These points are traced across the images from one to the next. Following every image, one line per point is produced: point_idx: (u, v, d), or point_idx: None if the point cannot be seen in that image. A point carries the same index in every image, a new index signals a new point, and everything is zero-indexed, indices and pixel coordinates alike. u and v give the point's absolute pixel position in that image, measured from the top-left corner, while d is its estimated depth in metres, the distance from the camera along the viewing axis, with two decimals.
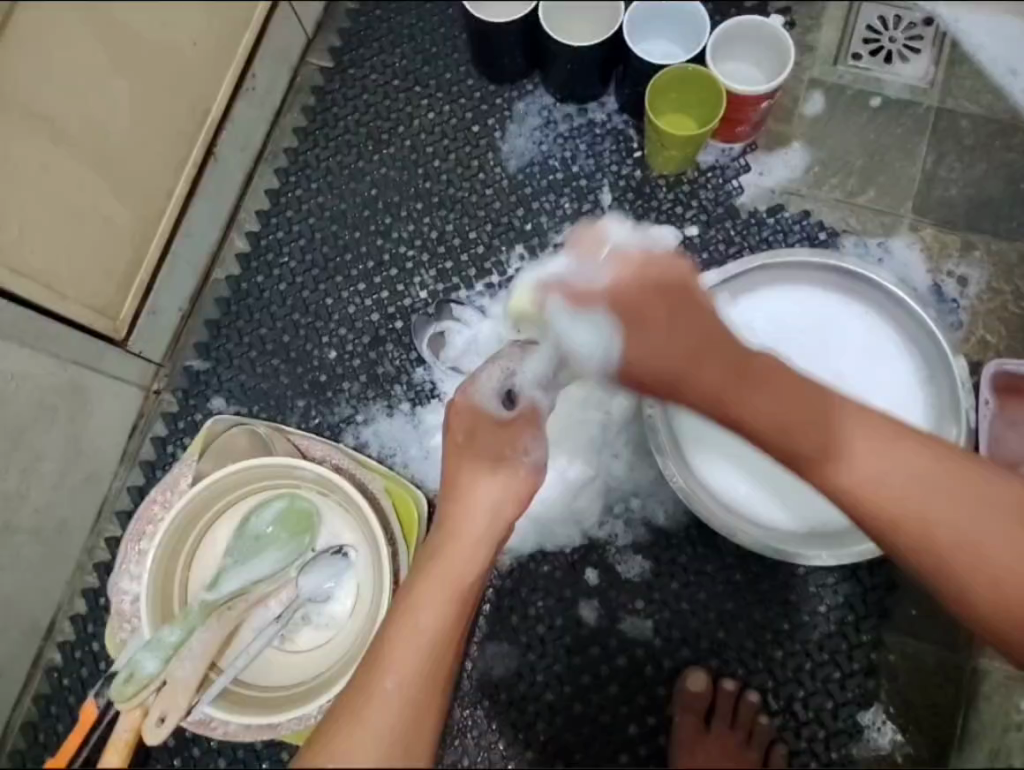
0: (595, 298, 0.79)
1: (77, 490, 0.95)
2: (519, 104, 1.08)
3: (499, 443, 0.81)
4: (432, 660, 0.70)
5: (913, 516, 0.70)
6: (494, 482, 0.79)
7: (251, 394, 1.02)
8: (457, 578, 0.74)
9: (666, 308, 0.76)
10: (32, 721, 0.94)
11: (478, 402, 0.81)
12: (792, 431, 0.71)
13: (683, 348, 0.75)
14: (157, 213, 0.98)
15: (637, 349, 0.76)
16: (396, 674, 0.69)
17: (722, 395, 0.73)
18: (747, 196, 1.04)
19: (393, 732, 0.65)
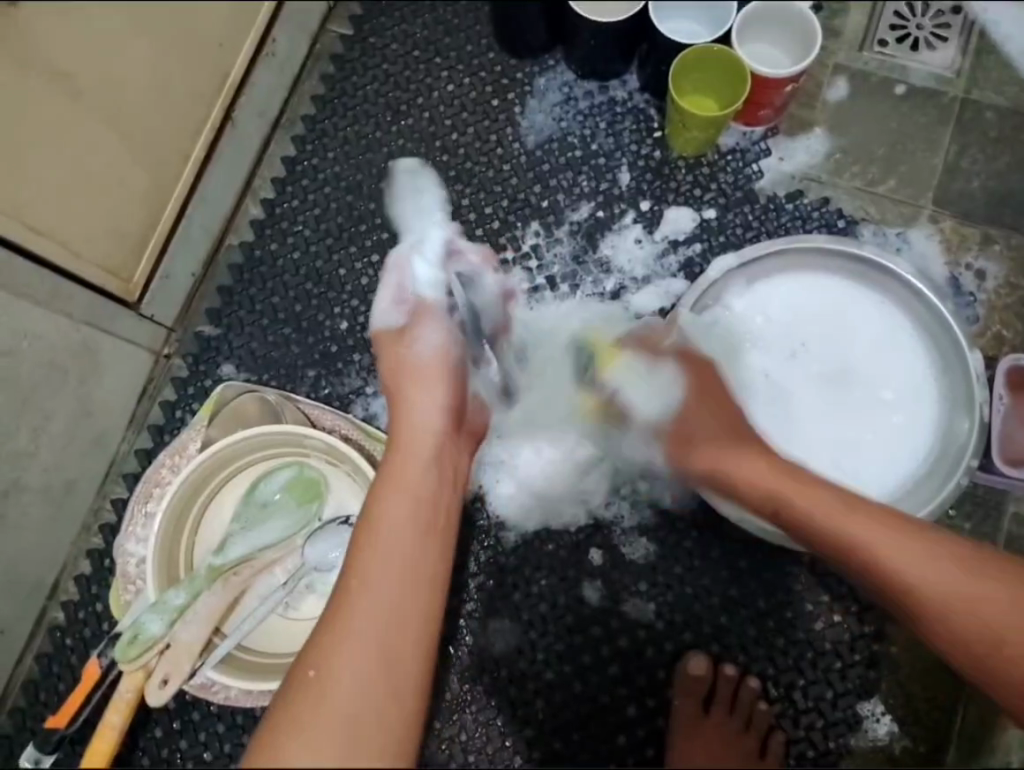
0: (665, 351, 0.91)
1: (85, 451, 0.95)
2: (540, 80, 1.07)
3: (399, 355, 0.80)
4: (401, 553, 0.64)
5: (905, 589, 0.70)
6: (429, 402, 0.76)
7: (261, 362, 1.02)
8: (418, 473, 0.69)
9: (718, 405, 0.87)
10: (33, 679, 0.94)
11: (393, 333, 0.81)
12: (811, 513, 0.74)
13: (722, 435, 0.84)
14: (173, 177, 0.97)
15: (696, 408, 0.87)
16: (365, 571, 0.63)
17: (752, 478, 0.79)
18: (767, 181, 1.03)
19: (376, 635, 0.60)
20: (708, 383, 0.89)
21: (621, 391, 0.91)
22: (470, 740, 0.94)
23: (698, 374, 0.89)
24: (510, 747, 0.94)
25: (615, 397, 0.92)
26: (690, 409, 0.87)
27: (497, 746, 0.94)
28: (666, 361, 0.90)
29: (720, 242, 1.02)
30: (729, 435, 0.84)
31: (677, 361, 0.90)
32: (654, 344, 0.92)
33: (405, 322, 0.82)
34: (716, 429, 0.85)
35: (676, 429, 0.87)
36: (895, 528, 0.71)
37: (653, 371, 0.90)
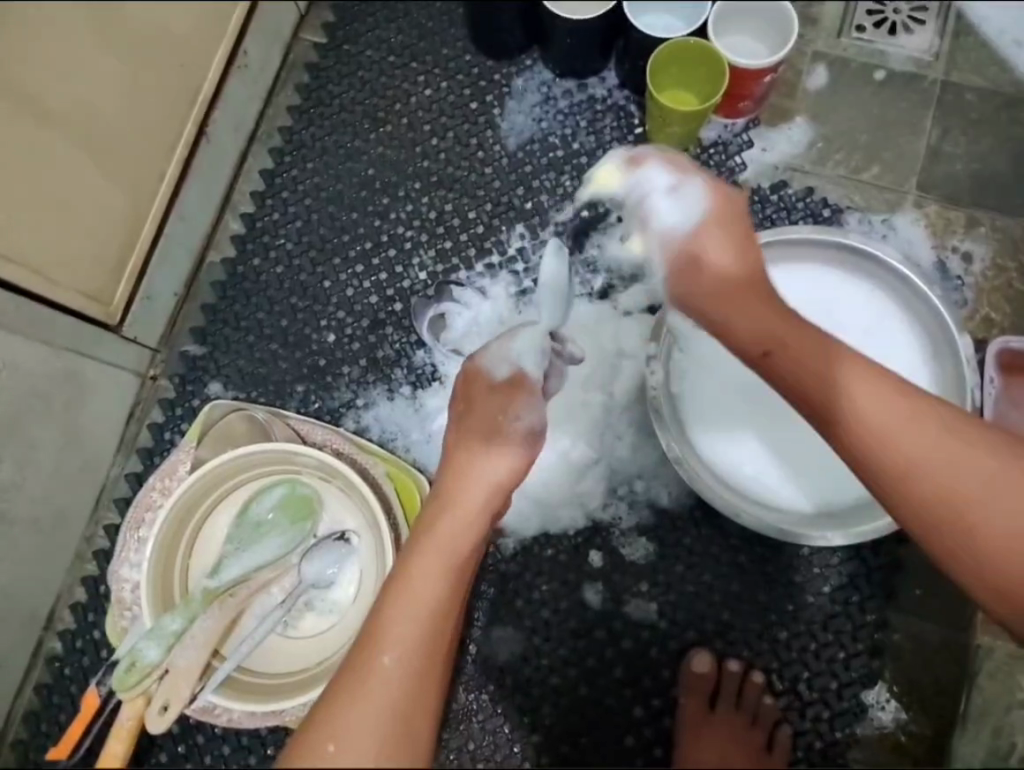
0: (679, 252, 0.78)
1: (75, 478, 0.94)
2: (518, 80, 1.06)
3: (496, 412, 0.80)
4: (426, 629, 0.67)
5: (895, 457, 0.67)
6: (490, 459, 0.78)
7: (250, 379, 1.01)
8: (453, 545, 0.73)
9: (745, 271, 0.75)
10: (34, 711, 0.93)
11: (486, 367, 0.83)
12: (816, 368, 0.69)
13: (744, 300, 0.73)
14: (149, 196, 0.96)
15: (699, 266, 0.76)
16: (392, 646, 0.66)
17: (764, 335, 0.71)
18: (750, 173, 1.03)
19: (398, 708, 0.62)
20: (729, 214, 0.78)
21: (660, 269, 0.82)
22: (478, 749, 0.94)
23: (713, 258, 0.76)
24: (518, 753, 0.93)
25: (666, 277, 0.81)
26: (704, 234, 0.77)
27: (504, 753, 0.94)
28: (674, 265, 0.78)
29: None
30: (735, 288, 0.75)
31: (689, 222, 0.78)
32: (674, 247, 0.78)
33: (506, 375, 0.82)
34: (739, 286, 0.75)
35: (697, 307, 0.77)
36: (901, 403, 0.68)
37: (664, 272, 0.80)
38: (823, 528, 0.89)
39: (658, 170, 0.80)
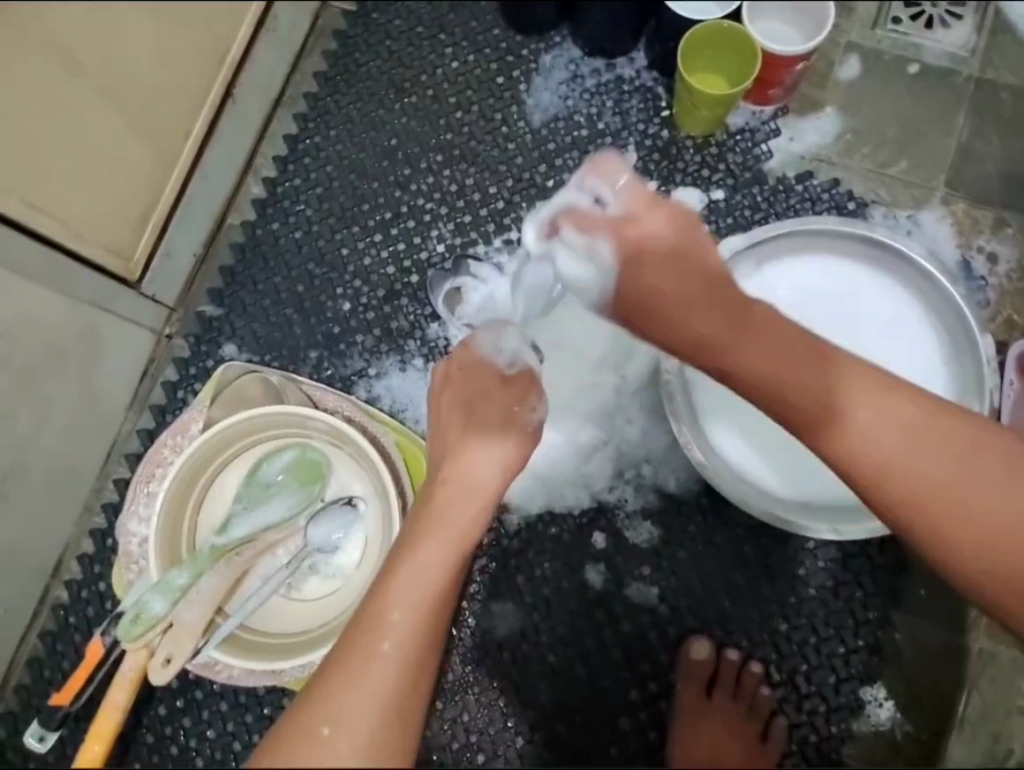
0: (598, 227, 0.74)
1: (87, 432, 0.94)
2: (546, 57, 1.05)
3: (501, 401, 0.81)
4: (425, 612, 0.66)
5: (872, 467, 0.67)
6: (492, 448, 0.78)
7: (264, 343, 1.01)
8: (455, 525, 0.72)
9: (669, 253, 0.72)
10: (38, 657, 0.94)
11: (483, 355, 0.84)
12: (792, 383, 0.67)
13: (685, 285, 0.70)
14: (173, 156, 0.97)
15: (635, 281, 0.72)
16: (390, 629, 0.65)
17: (715, 342, 0.69)
18: (776, 162, 1.02)
19: (392, 689, 0.62)
20: (664, 230, 0.73)
21: (565, 246, 0.75)
22: (472, 720, 0.94)
23: (641, 239, 0.72)
24: (512, 727, 0.94)
25: (579, 252, 0.74)
26: (627, 266, 0.72)
27: (498, 726, 0.94)
28: (599, 234, 0.73)
29: (728, 224, 1.00)
30: (668, 276, 0.71)
31: (615, 237, 0.73)
32: (588, 220, 0.74)
33: (509, 366, 0.84)
34: (663, 259, 0.71)
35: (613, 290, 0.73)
36: (887, 408, 0.67)
37: (595, 248, 0.73)
38: (833, 522, 0.89)
39: (615, 177, 0.75)
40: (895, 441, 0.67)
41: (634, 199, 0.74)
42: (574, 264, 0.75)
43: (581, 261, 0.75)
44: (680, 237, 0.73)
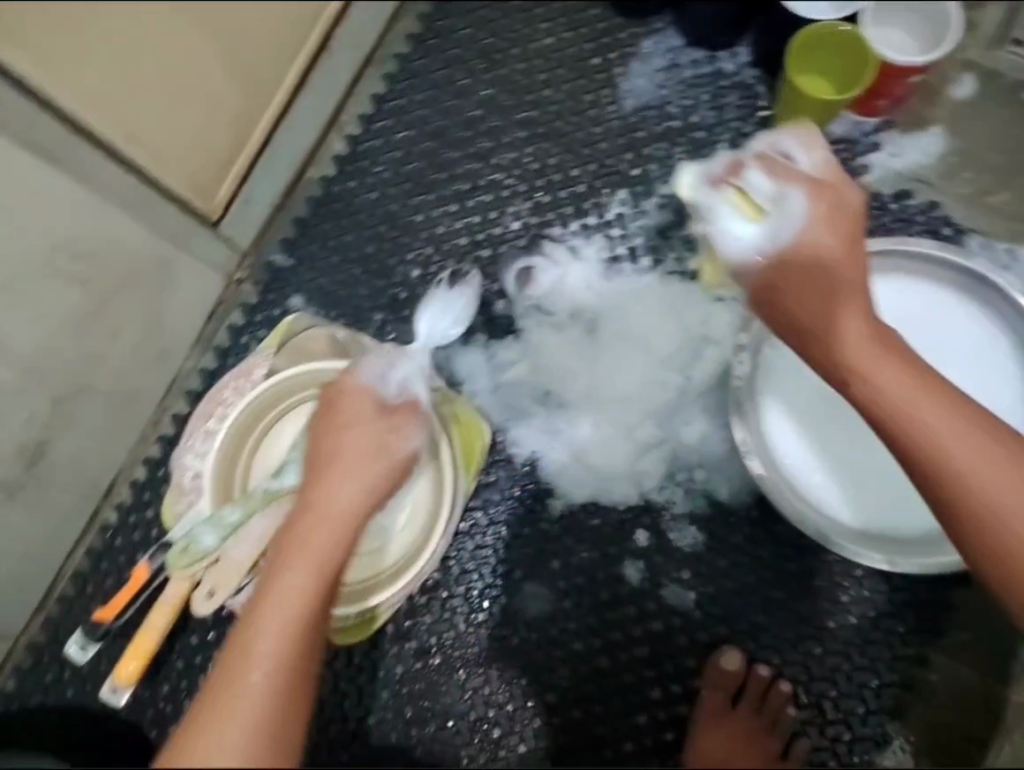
0: (792, 182, 0.72)
1: (152, 363, 0.96)
2: (646, 43, 1.03)
3: (380, 427, 0.74)
4: (297, 633, 0.59)
5: (972, 498, 0.66)
6: (360, 476, 0.70)
7: (329, 298, 1.01)
8: (318, 551, 0.64)
9: (848, 238, 0.70)
10: (82, 572, 0.97)
11: (367, 382, 0.77)
12: (908, 400, 0.68)
13: (852, 271, 0.70)
14: (264, 104, 1.01)
15: (807, 252, 0.70)
16: (253, 658, 0.57)
17: (850, 343, 0.69)
18: (873, 176, 0.98)
19: (264, 718, 0.53)
20: (846, 211, 0.71)
21: (748, 190, 0.73)
22: (491, 696, 0.95)
23: (832, 203, 0.71)
24: (530, 709, 0.94)
25: (761, 198, 0.72)
26: (810, 228, 0.70)
27: (517, 706, 0.94)
28: (793, 184, 0.71)
29: None
30: (844, 265, 0.70)
31: (810, 195, 0.71)
32: (782, 174, 0.72)
33: (387, 396, 0.77)
34: (843, 233, 0.70)
35: (780, 249, 0.71)
36: (990, 448, 0.67)
37: (786, 195, 0.71)
38: (883, 552, 0.87)
39: (813, 148, 0.74)
40: (996, 479, 0.66)
41: (832, 172, 0.73)
42: (748, 211, 0.73)
43: (759, 210, 0.72)
44: (863, 220, 0.72)
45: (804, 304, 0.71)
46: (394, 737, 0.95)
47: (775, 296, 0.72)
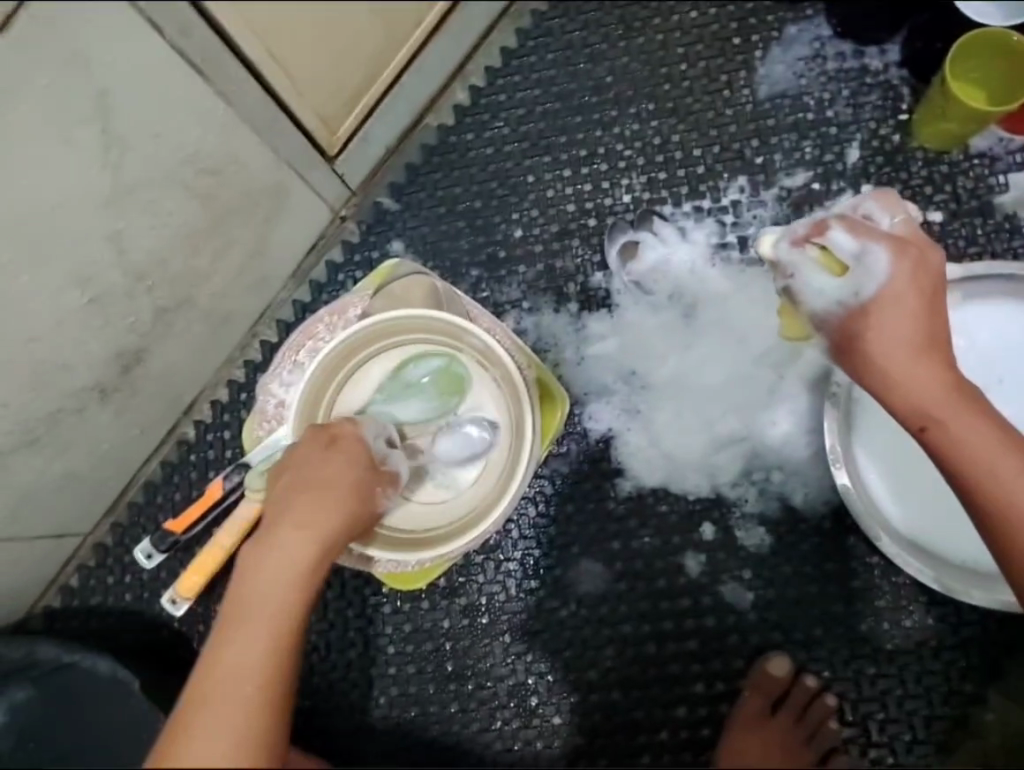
0: (876, 239, 0.70)
1: (252, 287, 0.98)
2: (791, 28, 0.99)
3: (357, 464, 0.71)
4: (282, 651, 0.60)
5: None
6: (341, 508, 0.67)
7: (430, 248, 1.02)
8: (293, 567, 0.63)
9: (926, 301, 0.69)
10: (154, 482, 1.01)
11: (366, 436, 0.75)
12: (989, 463, 0.67)
13: (932, 334, 0.69)
14: (401, 41, 0.92)
15: (894, 312, 0.69)
16: (241, 681, 0.57)
17: (938, 405, 0.68)
18: (1010, 197, 0.93)
19: (254, 733, 0.55)
20: (927, 271, 0.70)
21: (831, 247, 0.71)
22: (533, 663, 0.95)
23: (915, 264, 0.69)
24: (570, 682, 0.95)
25: (845, 256, 0.70)
26: (896, 287, 0.69)
27: (558, 676, 0.95)
28: (876, 242, 0.69)
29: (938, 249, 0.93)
30: (923, 326, 0.69)
31: (895, 256, 0.69)
32: (866, 230, 0.71)
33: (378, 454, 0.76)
34: (923, 297, 0.69)
35: (866, 307, 0.69)
36: None
37: (869, 251, 0.69)
38: (961, 585, 0.84)
39: (893, 209, 0.74)
40: None
41: (912, 233, 0.72)
42: (832, 268, 0.71)
43: (843, 268, 0.70)
44: (943, 284, 0.71)
45: (892, 360, 0.68)
46: (431, 690, 0.96)
47: (861, 352, 0.70)
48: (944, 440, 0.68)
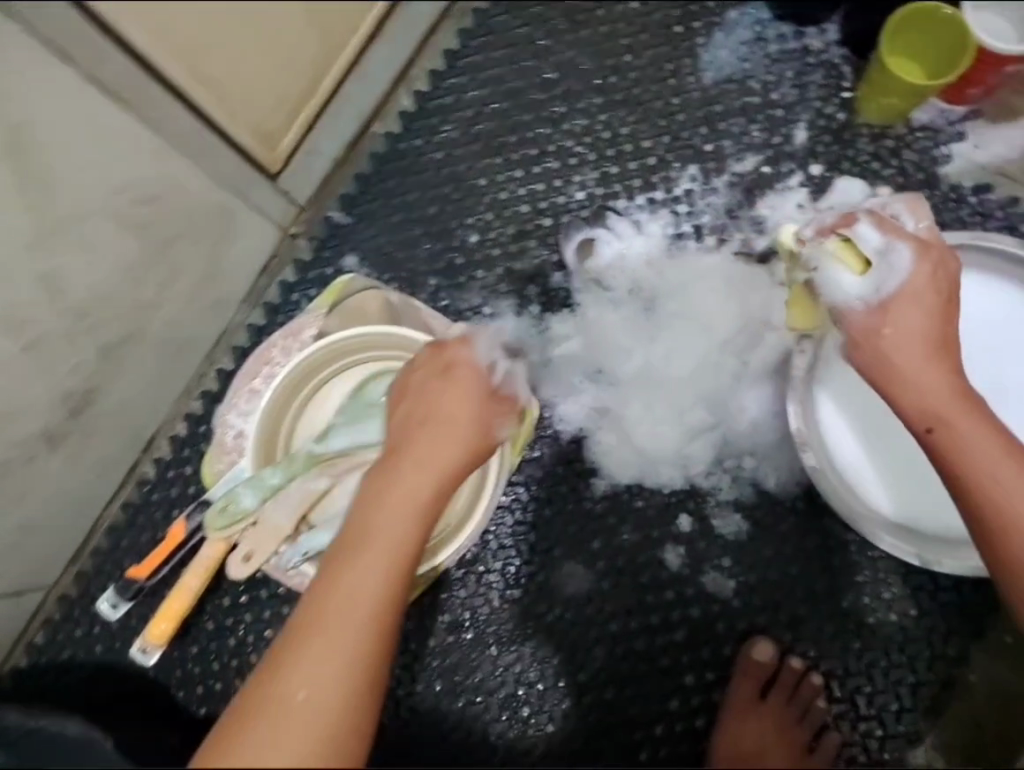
0: (902, 238, 0.73)
1: (206, 312, 0.94)
2: (732, 13, 0.99)
3: (469, 392, 0.69)
4: (399, 578, 0.58)
5: None
6: (454, 440, 0.66)
7: (384, 261, 0.99)
8: (411, 498, 0.62)
9: (940, 303, 0.71)
10: (119, 525, 0.97)
11: (480, 355, 0.73)
12: (991, 466, 0.67)
13: (943, 334, 0.71)
14: (337, 49, 0.96)
15: (907, 307, 0.71)
16: (355, 616, 0.55)
17: (944, 400, 0.69)
18: (954, 167, 0.94)
19: (364, 662, 0.54)
20: (945, 276, 0.72)
21: (855, 241, 0.74)
22: (523, 672, 0.95)
23: (935, 266, 0.72)
24: (562, 687, 0.94)
25: (868, 250, 0.73)
26: (914, 284, 0.71)
27: (550, 683, 0.94)
28: (902, 241, 0.72)
29: None
30: (933, 326, 0.71)
31: (918, 254, 0.72)
32: (893, 228, 0.74)
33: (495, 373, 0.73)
34: (935, 298, 0.71)
35: (883, 301, 0.72)
36: None
37: (894, 248, 0.72)
38: (936, 554, 0.85)
39: (920, 216, 0.77)
40: None
41: (934, 238, 0.75)
42: (853, 262, 0.74)
43: (865, 262, 0.73)
44: (959, 292, 0.73)
45: (904, 353, 0.70)
46: (423, 708, 0.95)
47: (878, 348, 0.71)
48: (947, 436, 0.68)
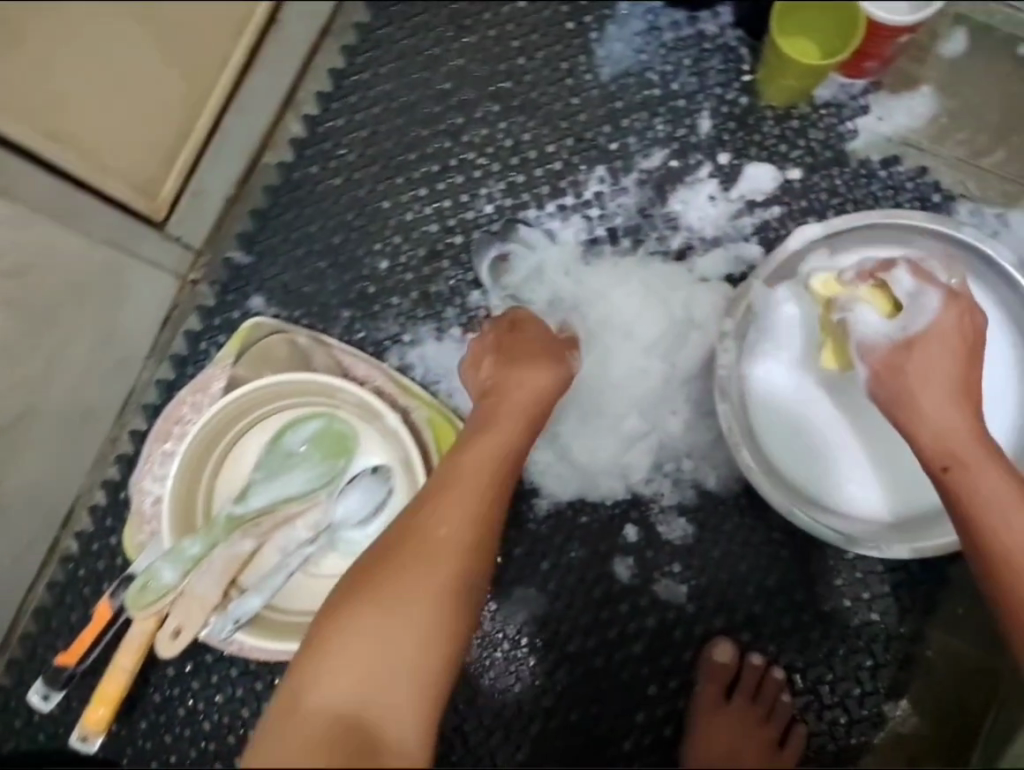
0: (935, 288, 0.78)
1: (108, 375, 0.89)
2: (623, 4, 0.96)
3: (543, 340, 0.83)
4: (493, 505, 0.69)
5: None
6: (537, 374, 0.79)
7: (293, 298, 0.94)
8: (504, 426, 0.75)
9: (968, 350, 0.76)
10: (45, 607, 0.91)
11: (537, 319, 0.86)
12: (998, 507, 0.69)
13: (965, 377, 0.76)
14: (209, 88, 0.94)
15: (934, 344, 0.76)
16: (444, 553, 0.64)
17: (958, 435, 0.73)
18: (861, 142, 0.93)
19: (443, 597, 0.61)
20: (973, 327, 0.77)
21: (890, 284, 0.79)
22: (485, 704, 0.92)
23: (963, 315, 0.77)
24: (527, 714, 0.92)
25: (899, 294, 0.79)
26: (942, 328, 0.76)
27: (513, 711, 0.92)
28: (934, 288, 0.78)
29: (803, 207, 0.92)
30: (958, 370, 0.76)
31: (948, 301, 0.77)
32: (929, 277, 0.79)
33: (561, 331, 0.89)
34: (961, 345, 0.76)
35: (911, 341, 0.77)
36: None
37: (923, 294, 0.78)
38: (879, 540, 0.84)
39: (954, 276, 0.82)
40: None
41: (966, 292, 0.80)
42: (883, 304, 0.79)
43: (894, 306, 0.79)
44: (983, 346, 0.78)
45: (926, 386, 0.75)
46: None
47: (902, 383, 0.76)
48: (957, 468, 0.71)
